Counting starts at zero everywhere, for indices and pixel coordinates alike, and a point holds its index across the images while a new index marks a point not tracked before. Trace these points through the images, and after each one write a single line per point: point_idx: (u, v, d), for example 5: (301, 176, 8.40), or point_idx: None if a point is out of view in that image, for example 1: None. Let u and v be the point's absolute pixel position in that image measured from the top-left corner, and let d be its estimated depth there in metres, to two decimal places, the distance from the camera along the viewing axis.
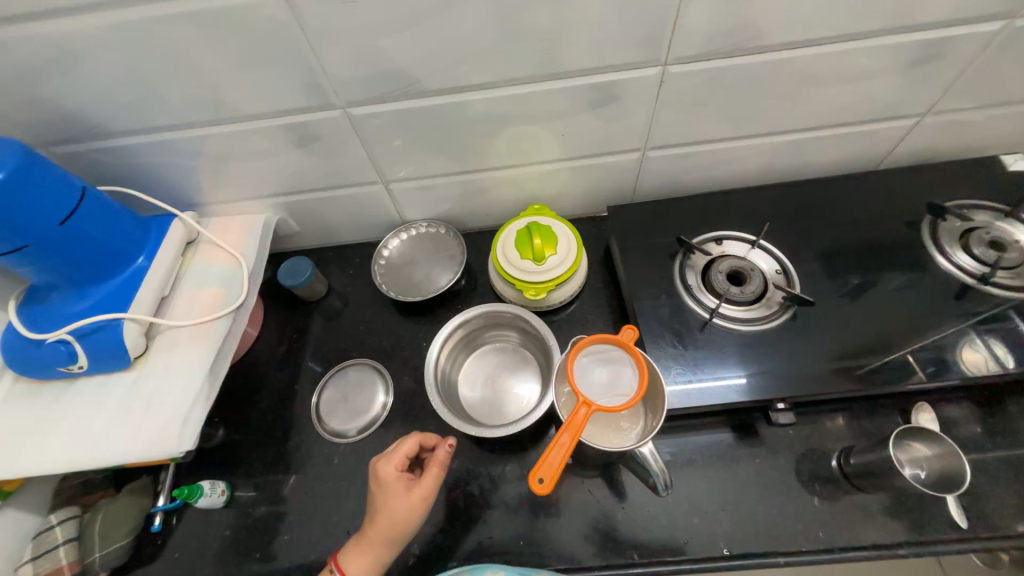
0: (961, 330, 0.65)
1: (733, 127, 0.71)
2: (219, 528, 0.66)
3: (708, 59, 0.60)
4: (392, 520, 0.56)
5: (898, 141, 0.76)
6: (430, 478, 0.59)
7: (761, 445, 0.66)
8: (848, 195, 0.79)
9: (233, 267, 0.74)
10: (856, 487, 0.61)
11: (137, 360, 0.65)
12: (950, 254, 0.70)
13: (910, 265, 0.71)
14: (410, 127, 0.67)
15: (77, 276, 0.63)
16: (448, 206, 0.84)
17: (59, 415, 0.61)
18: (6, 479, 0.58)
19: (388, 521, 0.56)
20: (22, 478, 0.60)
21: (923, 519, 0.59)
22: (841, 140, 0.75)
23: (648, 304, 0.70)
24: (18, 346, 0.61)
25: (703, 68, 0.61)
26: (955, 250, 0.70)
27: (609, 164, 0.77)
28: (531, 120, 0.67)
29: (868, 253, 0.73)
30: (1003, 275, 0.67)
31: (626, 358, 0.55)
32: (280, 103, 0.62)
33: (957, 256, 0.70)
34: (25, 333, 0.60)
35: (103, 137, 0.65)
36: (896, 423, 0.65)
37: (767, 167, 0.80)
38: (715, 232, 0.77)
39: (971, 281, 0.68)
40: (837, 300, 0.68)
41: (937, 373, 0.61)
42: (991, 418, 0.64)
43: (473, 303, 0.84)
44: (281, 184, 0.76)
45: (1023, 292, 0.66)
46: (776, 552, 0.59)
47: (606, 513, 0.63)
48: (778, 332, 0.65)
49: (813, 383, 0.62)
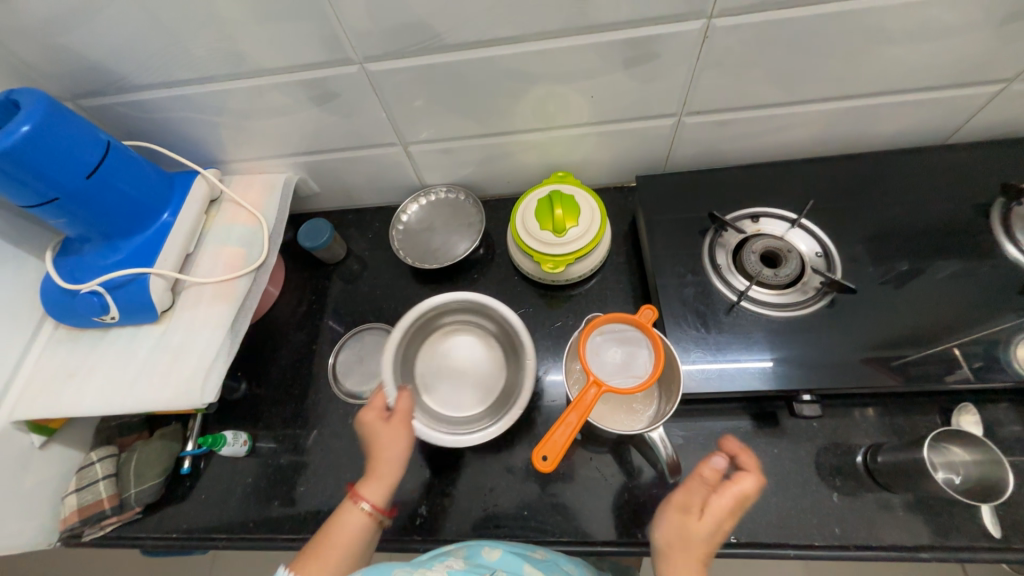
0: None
1: (782, 91, 0.64)
2: (242, 475, 0.70)
3: (761, 12, 0.53)
4: (388, 444, 0.58)
5: (976, 111, 0.67)
6: (406, 398, 0.61)
7: (780, 435, 0.63)
8: (909, 172, 0.71)
9: (255, 227, 0.74)
10: (880, 486, 0.58)
11: (164, 314, 0.67)
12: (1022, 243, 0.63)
13: (972, 253, 0.64)
14: (430, 85, 0.63)
15: (107, 230, 0.64)
16: (468, 171, 0.82)
17: (95, 362, 0.65)
18: (50, 417, 0.62)
19: (382, 443, 0.58)
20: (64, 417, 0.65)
21: (951, 524, 0.56)
22: (908, 109, 0.66)
23: (672, 283, 0.66)
24: (55, 295, 0.64)
25: (755, 22, 0.54)
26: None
27: (641, 130, 0.72)
28: (559, 79, 0.63)
29: (923, 238, 0.66)
30: None
31: (644, 340, 0.52)
32: (297, 57, 0.60)
33: None
34: (62, 283, 0.63)
35: (126, 90, 0.65)
36: (933, 422, 0.61)
37: (818, 138, 0.72)
38: (752, 208, 0.71)
39: None
40: (882, 289, 0.63)
41: (989, 372, 0.56)
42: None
43: (490, 273, 0.82)
44: (300, 143, 0.75)
45: None
46: (787, 543, 0.57)
47: (614, 491, 0.63)
48: (811, 320, 0.61)
49: (845, 375, 0.58)
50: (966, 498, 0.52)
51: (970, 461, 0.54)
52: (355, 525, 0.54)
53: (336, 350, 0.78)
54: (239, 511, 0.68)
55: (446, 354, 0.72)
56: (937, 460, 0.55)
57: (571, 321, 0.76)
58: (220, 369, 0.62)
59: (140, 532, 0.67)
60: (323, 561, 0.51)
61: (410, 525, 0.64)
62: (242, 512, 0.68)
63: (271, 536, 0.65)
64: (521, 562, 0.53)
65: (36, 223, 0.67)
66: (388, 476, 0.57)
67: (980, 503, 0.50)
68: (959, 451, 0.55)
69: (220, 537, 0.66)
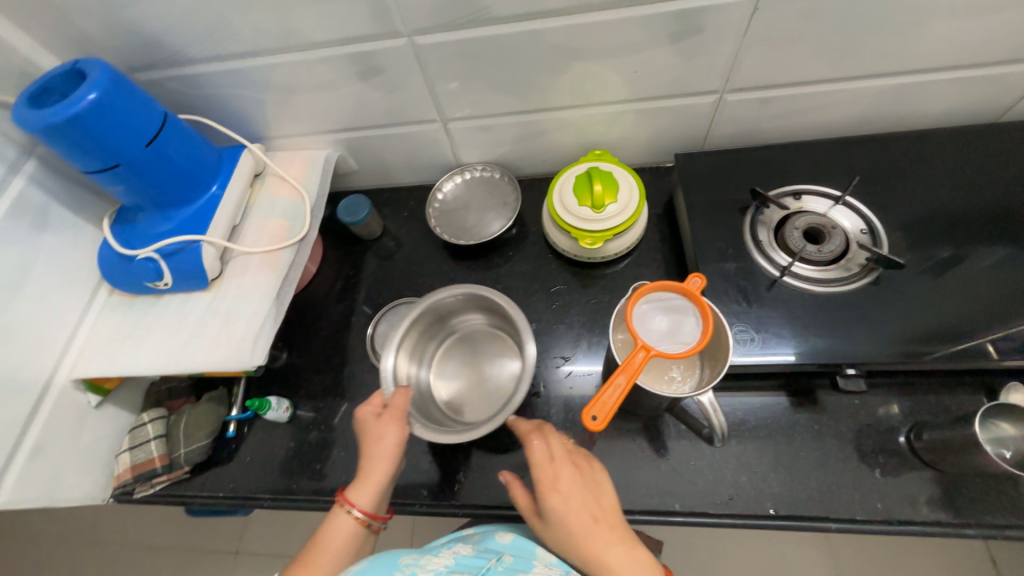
0: None
1: (829, 67, 0.63)
2: (284, 440, 0.72)
3: None
4: (378, 447, 0.57)
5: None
6: (399, 396, 0.60)
7: (820, 412, 0.63)
8: (957, 151, 0.70)
9: (297, 201, 0.76)
10: (924, 463, 0.58)
11: (213, 282, 0.69)
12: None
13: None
14: (475, 59, 0.64)
15: (161, 199, 0.67)
16: (504, 149, 0.82)
17: (148, 326, 0.67)
18: (107, 377, 0.65)
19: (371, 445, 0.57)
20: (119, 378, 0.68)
21: (998, 502, 0.55)
22: (961, 86, 0.65)
23: (711, 259, 0.66)
24: (112, 261, 0.67)
25: None
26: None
27: (681, 108, 0.72)
28: (603, 54, 0.63)
29: (972, 217, 0.65)
30: None
31: (690, 308, 0.52)
32: (347, 30, 0.61)
33: None
34: (119, 249, 0.66)
35: (180, 64, 0.67)
36: (979, 401, 0.60)
37: (863, 116, 0.71)
38: (794, 186, 0.71)
39: None
40: (928, 267, 0.62)
41: None
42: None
43: (524, 251, 0.83)
44: (343, 119, 0.76)
45: None
46: (827, 517, 0.57)
47: (650, 463, 0.63)
48: (855, 297, 0.61)
49: (890, 351, 0.57)
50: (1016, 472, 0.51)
51: (1018, 435, 0.53)
52: (345, 531, 0.54)
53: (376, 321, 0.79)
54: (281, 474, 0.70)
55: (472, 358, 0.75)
56: (984, 437, 0.54)
57: (606, 299, 0.77)
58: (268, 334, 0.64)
59: (187, 492, 0.69)
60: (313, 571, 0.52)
61: (448, 490, 0.66)
62: (285, 474, 0.70)
63: (313, 499, 0.67)
64: (532, 545, 0.55)
65: (94, 192, 0.70)
66: (374, 482, 0.56)
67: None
68: (1006, 426, 0.54)
69: (264, 497, 0.68)
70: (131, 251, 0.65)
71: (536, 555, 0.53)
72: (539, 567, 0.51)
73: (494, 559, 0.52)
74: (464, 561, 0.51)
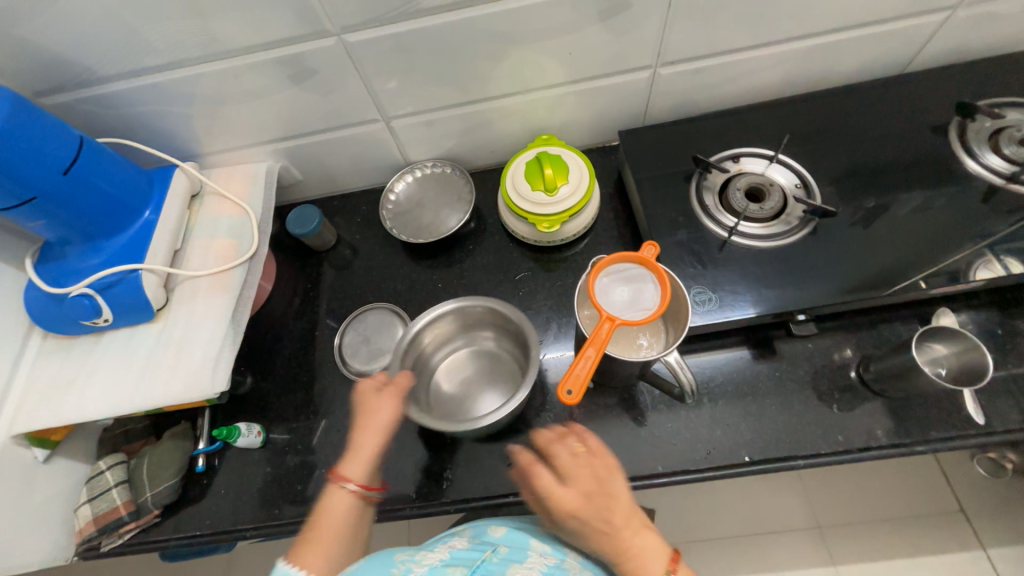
0: (991, 233, 0.63)
1: (750, 34, 0.67)
2: (260, 466, 0.69)
3: None
4: (373, 420, 0.58)
5: (927, 38, 0.71)
6: (404, 376, 0.61)
7: (780, 359, 0.67)
8: (871, 104, 0.75)
9: (242, 217, 0.73)
10: (875, 393, 0.62)
11: (160, 312, 0.66)
12: (977, 156, 0.68)
13: (936, 172, 0.69)
14: (410, 54, 0.63)
15: (89, 230, 0.62)
16: (452, 143, 0.82)
17: (93, 367, 0.63)
18: (53, 427, 0.60)
19: (368, 419, 0.59)
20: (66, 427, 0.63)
21: (941, 417, 0.60)
22: (868, 42, 0.70)
23: (664, 229, 0.69)
24: (41, 302, 0.61)
25: None
26: (986, 150, 0.68)
27: (618, 86, 0.74)
28: (536, 38, 0.64)
29: (890, 162, 0.71)
30: None
31: (649, 276, 0.54)
32: (272, 33, 0.58)
33: (987, 157, 0.67)
34: (47, 289, 0.61)
35: (90, 84, 0.62)
36: (915, 329, 0.65)
37: (786, 79, 0.76)
38: (732, 150, 0.75)
39: (1000, 181, 0.66)
40: (858, 213, 0.67)
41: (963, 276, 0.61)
42: (1013, 318, 0.64)
43: (485, 243, 0.83)
44: (280, 128, 0.74)
45: None
46: (797, 455, 0.61)
47: (630, 431, 0.65)
48: (797, 248, 0.65)
49: (834, 294, 0.62)
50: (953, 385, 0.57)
51: (950, 353, 0.59)
52: (344, 507, 0.55)
53: (344, 330, 0.77)
54: (261, 501, 0.67)
55: (491, 361, 0.74)
56: (924, 359, 0.59)
57: (570, 279, 0.78)
58: (228, 359, 0.62)
59: (159, 537, 0.66)
60: (318, 550, 0.50)
61: (437, 488, 0.65)
62: (265, 501, 0.67)
63: (299, 521, 0.65)
64: (525, 536, 0.57)
65: (11, 230, 0.64)
66: (369, 454, 0.57)
67: (966, 387, 0.56)
68: (940, 346, 0.60)
69: (245, 529, 0.65)
70: (61, 289, 0.60)
71: (528, 546, 0.55)
72: (533, 556, 0.53)
73: (489, 552, 0.53)
74: (459, 556, 0.52)
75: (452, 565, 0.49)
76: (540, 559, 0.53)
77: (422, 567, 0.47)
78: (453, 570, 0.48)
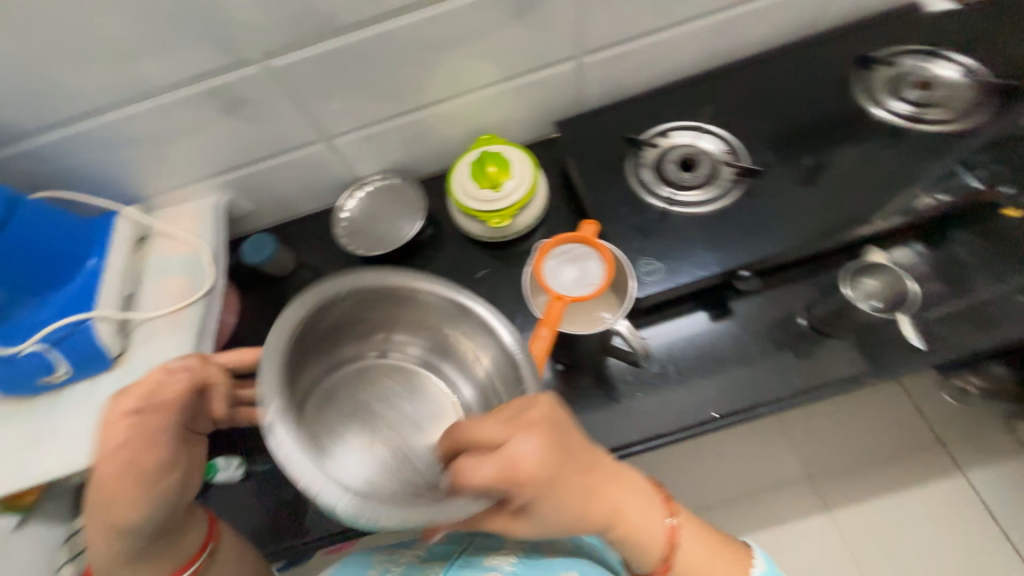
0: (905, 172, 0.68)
1: (659, 15, 0.71)
2: (245, 500, 0.69)
3: None
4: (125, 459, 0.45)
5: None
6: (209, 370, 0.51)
7: (735, 318, 0.70)
8: (787, 66, 0.79)
9: (194, 254, 0.72)
10: (824, 335, 0.67)
11: (118, 359, 0.65)
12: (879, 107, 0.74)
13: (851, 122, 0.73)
14: (339, 71, 0.65)
15: (32, 285, 0.61)
16: (397, 154, 0.83)
17: (53, 425, 0.61)
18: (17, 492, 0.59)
19: (129, 462, 0.46)
20: (32, 490, 0.61)
21: (885, 349, 0.65)
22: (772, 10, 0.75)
23: (610, 209, 0.71)
24: None
25: None
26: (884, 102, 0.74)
27: (548, 79, 0.77)
28: (459, 42, 0.66)
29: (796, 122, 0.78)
30: (931, 113, 0.72)
31: (590, 254, 0.62)
32: (196, 65, 0.59)
33: (889, 104, 0.73)
34: None
35: (17, 139, 0.62)
36: (846, 266, 0.70)
37: (704, 55, 0.80)
38: (661, 126, 0.78)
39: (904, 123, 0.72)
40: (787, 169, 0.71)
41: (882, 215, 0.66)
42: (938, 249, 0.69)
43: (443, 248, 0.84)
44: (221, 160, 0.74)
45: (950, 124, 0.70)
46: (760, 404, 0.64)
47: (571, 412, 0.67)
48: (734, 210, 0.68)
49: (771, 247, 0.66)
50: (888, 314, 0.66)
51: (878, 283, 0.68)
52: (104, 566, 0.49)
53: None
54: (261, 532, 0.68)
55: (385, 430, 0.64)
56: (859, 294, 0.67)
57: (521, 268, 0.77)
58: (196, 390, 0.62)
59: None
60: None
61: None
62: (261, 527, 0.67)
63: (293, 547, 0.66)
64: None
65: None
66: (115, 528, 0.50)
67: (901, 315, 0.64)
68: (869, 279, 0.68)
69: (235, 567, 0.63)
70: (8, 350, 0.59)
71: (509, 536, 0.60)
72: (512, 542, 0.57)
73: (467, 540, 0.58)
74: (437, 548, 0.59)
75: (429, 561, 0.57)
76: (518, 546, 0.56)
77: (396, 568, 0.56)
78: (427, 566, 0.56)
